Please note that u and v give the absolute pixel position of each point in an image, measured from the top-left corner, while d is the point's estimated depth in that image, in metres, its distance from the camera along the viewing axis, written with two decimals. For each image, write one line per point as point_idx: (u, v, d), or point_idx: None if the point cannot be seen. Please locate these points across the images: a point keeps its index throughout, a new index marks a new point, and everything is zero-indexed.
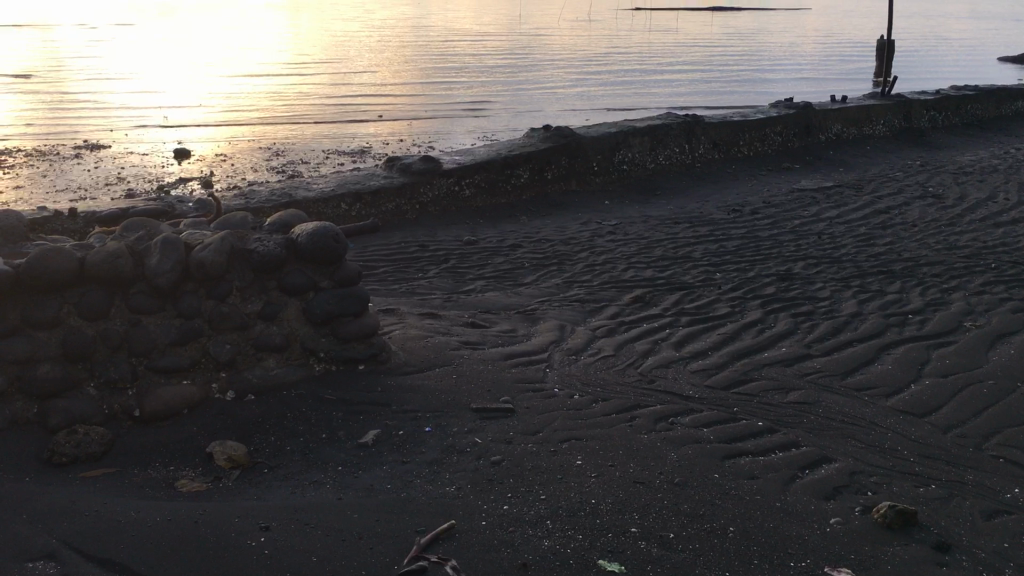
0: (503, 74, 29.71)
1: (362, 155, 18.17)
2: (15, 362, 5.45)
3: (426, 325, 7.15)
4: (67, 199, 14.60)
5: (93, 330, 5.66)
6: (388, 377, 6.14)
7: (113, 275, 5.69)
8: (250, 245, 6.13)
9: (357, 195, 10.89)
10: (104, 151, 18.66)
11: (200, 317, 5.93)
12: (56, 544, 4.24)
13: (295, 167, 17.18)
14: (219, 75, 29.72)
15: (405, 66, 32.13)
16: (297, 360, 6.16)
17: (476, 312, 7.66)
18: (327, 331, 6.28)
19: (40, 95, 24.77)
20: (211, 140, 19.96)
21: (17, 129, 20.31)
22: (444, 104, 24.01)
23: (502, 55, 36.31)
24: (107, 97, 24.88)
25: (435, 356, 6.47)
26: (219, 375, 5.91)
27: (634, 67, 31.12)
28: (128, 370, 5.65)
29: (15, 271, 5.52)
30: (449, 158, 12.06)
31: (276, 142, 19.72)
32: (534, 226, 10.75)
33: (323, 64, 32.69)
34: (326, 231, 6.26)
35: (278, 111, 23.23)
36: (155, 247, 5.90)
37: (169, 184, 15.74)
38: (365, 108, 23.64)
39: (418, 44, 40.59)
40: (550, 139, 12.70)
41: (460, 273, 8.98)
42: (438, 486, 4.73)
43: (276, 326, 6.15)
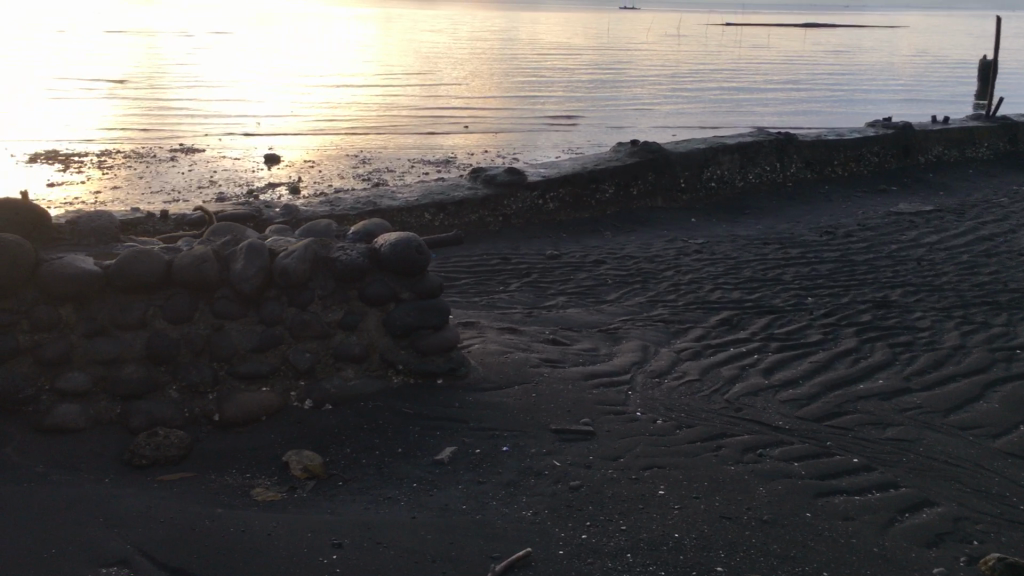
0: (590, 88, 29.58)
1: (447, 166, 18.22)
2: (101, 362, 5.53)
3: (506, 340, 7.02)
4: (160, 200, 14.96)
5: (177, 333, 5.71)
6: (467, 393, 6.01)
7: (197, 279, 5.74)
8: (333, 253, 6.11)
9: (441, 206, 10.86)
10: (197, 155, 19.13)
11: (281, 324, 5.92)
12: (131, 550, 4.22)
13: (380, 176, 17.32)
14: (311, 84, 30.29)
15: (493, 79, 32.27)
16: (375, 371, 6.09)
17: (557, 328, 7.50)
18: (407, 343, 6.20)
19: (140, 99, 25.57)
20: (300, 147, 20.29)
21: (117, 132, 20.98)
22: (530, 118, 23.98)
23: (589, 69, 36.19)
24: (203, 103, 25.55)
25: (514, 373, 6.33)
26: (298, 383, 5.87)
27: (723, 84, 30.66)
28: (209, 374, 5.66)
29: (104, 273, 5.63)
30: (534, 170, 11.96)
31: (363, 150, 19.94)
32: (619, 242, 10.56)
33: (413, 75, 33.05)
34: (409, 241, 6.18)
35: (366, 120, 23.52)
36: (240, 253, 5.92)
37: (258, 189, 16.02)
38: (452, 119, 23.76)
39: (506, 57, 40.78)
40: (637, 154, 12.51)
41: (542, 287, 8.85)
42: (514, 510, 4.58)
43: (357, 336, 6.08)
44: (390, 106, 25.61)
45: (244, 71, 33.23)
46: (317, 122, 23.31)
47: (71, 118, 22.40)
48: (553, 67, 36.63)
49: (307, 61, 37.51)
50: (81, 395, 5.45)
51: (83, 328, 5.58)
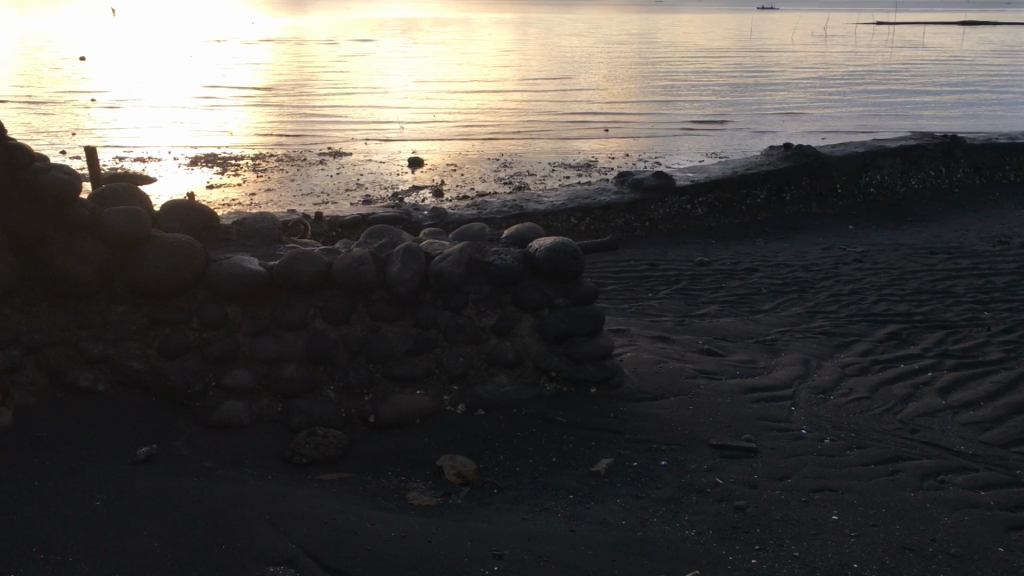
0: (734, 92, 28.88)
1: (587, 170, 18.10)
2: (263, 361, 5.65)
3: (659, 349, 6.82)
4: (310, 202, 15.42)
5: (335, 334, 5.79)
6: (621, 403, 5.85)
7: (356, 281, 5.81)
8: (488, 257, 6.06)
9: (588, 210, 10.74)
10: (345, 158, 19.66)
11: (436, 328, 5.92)
12: (295, 549, 4.26)
13: (522, 179, 17.35)
14: (454, 89, 30.74)
15: (633, 82, 31.96)
16: (528, 378, 6.00)
17: (711, 338, 7.25)
18: (560, 350, 6.09)
19: (292, 105, 26.53)
20: (443, 150, 20.57)
21: (270, 136, 21.82)
22: (672, 123, 23.59)
23: (732, 73, 35.37)
24: (351, 108, 26.30)
25: (669, 384, 6.13)
26: (451, 388, 5.85)
27: (876, 86, 29.36)
28: (366, 375, 5.72)
29: (268, 274, 5.76)
30: (682, 175, 11.69)
31: (505, 154, 20.04)
32: (771, 249, 10.17)
33: (552, 80, 33.10)
34: (565, 247, 6.07)
35: (507, 124, 23.67)
36: (397, 256, 5.96)
37: (402, 192, 16.30)
38: (593, 123, 23.62)
39: (646, 61, 40.34)
40: (790, 158, 12.05)
41: (693, 295, 8.60)
42: (677, 528, 4.41)
43: (510, 341, 6.01)
44: (531, 111, 25.69)
45: (389, 77, 34.06)
46: (459, 126, 23.61)
47: (229, 123, 23.44)
48: (695, 71, 35.99)
49: (449, 67, 38.14)
50: (244, 392, 5.58)
51: (247, 327, 5.73)
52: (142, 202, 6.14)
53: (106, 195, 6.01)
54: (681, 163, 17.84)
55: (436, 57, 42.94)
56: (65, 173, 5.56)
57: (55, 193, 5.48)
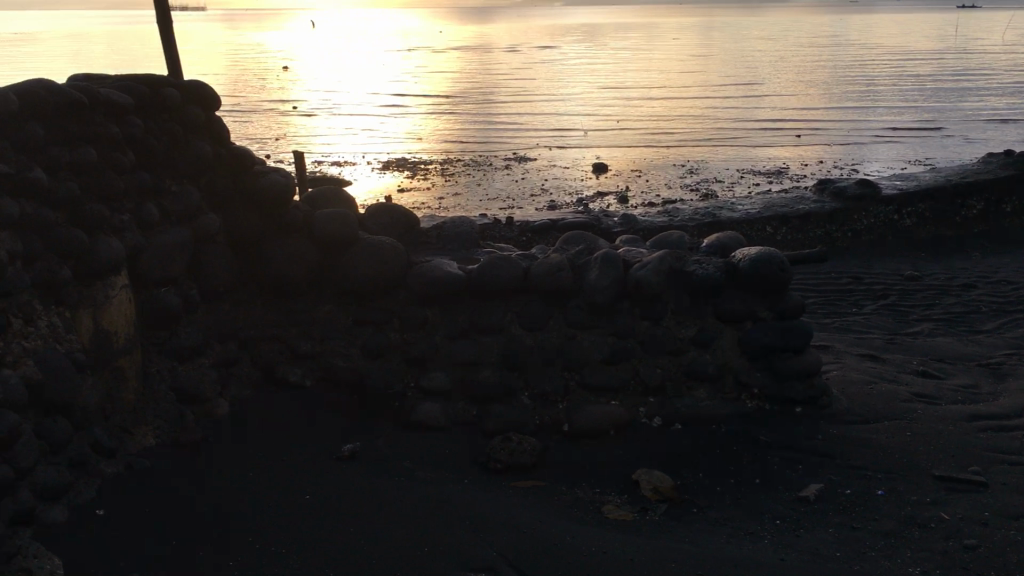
0: (939, 97, 27.15)
1: (778, 176, 17.46)
2: (460, 364, 5.74)
3: (869, 369, 6.39)
4: (497, 206, 15.63)
5: (531, 341, 5.80)
6: (829, 425, 5.52)
7: (553, 287, 5.79)
8: (689, 266, 5.87)
9: (783, 219, 10.36)
10: (530, 163, 19.84)
11: (633, 338, 5.80)
12: (496, 558, 4.24)
13: (709, 186, 16.93)
14: (638, 95, 30.50)
15: (827, 87, 30.66)
16: (728, 394, 5.76)
17: (925, 359, 6.74)
18: (763, 365, 5.82)
19: (479, 112, 27.09)
20: (628, 156, 20.39)
21: (458, 142, 22.33)
22: (871, 129, 22.43)
23: (937, 76, 33.29)
24: (536, 115, 26.57)
25: (882, 408, 5.72)
26: (647, 400, 5.71)
27: None
28: (561, 383, 5.69)
29: (468, 278, 5.83)
30: (888, 184, 11.04)
31: (691, 160, 19.65)
32: (990, 264, 9.42)
33: (741, 85, 32.26)
34: (772, 258, 5.78)
35: (694, 130, 23.23)
36: (595, 263, 5.88)
37: (587, 198, 16.26)
38: (784, 129, 22.80)
39: (840, 65, 38.63)
40: (1011, 167, 11.15)
41: (903, 311, 8.06)
42: (898, 564, 4.12)
43: (710, 354, 5.79)
44: (718, 117, 25.11)
45: (573, 83, 34.22)
46: (644, 132, 23.37)
47: (419, 129, 24.20)
48: (894, 74, 34.14)
49: (633, 73, 37.94)
50: (441, 394, 5.65)
51: (445, 330, 5.81)
52: (349, 204, 6.32)
53: (316, 197, 6.23)
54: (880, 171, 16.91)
55: (620, 64, 42.77)
56: (280, 176, 5.77)
57: (273, 194, 5.68)
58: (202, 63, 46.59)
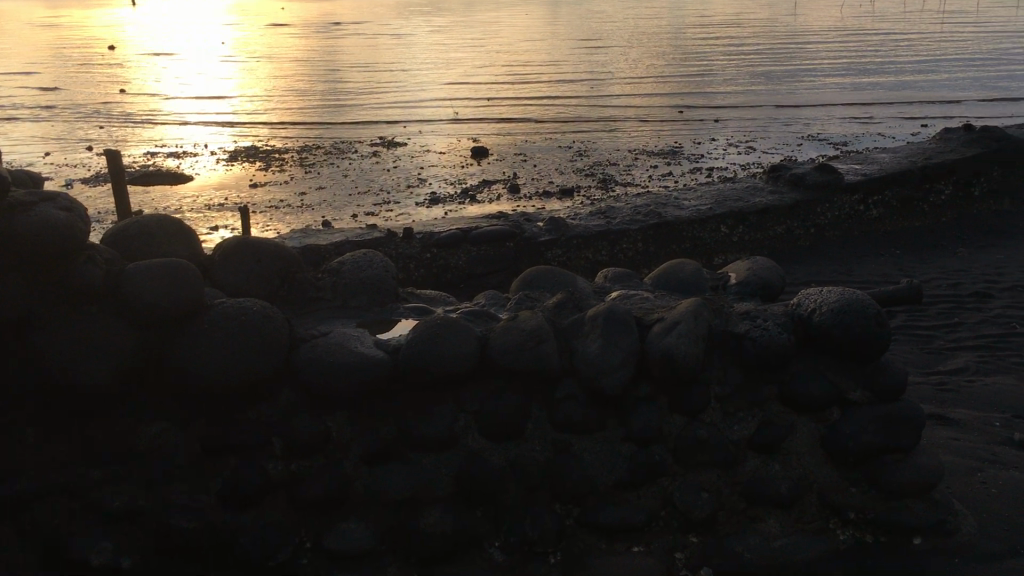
0: (816, 61, 26.49)
1: (675, 157, 15.95)
2: (389, 505, 3.55)
3: (946, 438, 4.57)
4: (371, 201, 13.27)
5: (499, 460, 3.64)
6: (956, 557, 3.59)
7: (526, 369, 3.67)
8: (737, 326, 3.87)
9: (739, 215, 8.52)
10: (400, 149, 17.50)
11: (661, 445, 3.73)
12: None
13: (604, 170, 15.26)
14: (510, 72, 28.63)
15: (705, 53, 29.74)
16: (812, 523, 3.72)
17: (1004, 415, 4.96)
18: (860, 474, 3.78)
19: (337, 98, 24.54)
20: (511, 138, 18.47)
21: (317, 130, 19.76)
22: (761, 99, 21.31)
23: (800, 36, 32.93)
24: (400, 98, 24.25)
25: (1010, 510, 3.88)
26: (688, 540, 3.63)
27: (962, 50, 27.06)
28: (553, 524, 3.56)
29: (392, 362, 3.66)
30: (847, 168, 9.53)
31: (579, 140, 17.96)
32: (978, 266, 8.07)
33: (613, 56, 30.94)
34: (863, 305, 3.82)
35: (568, 110, 21.41)
36: (593, 329, 3.80)
37: (474, 187, 14.18)
38: (669, 103, 21.51)
39: (703, 29, 38.15)
40: (975, 144, 9.91)
41: (919, 331, 6.38)
42: None
43: (779, 463, 3.77)
44: (591, 93, 23.44)
45: (428, 65, 31.90)
46: (523, 112, 21.53)
47: (271, 118, 21.39)
48: (755, 36, 33.52)
49: (502, 49, 36.04)
50: (355, 560, 3.43)
51: (360, 450, 3.59)
52: (193, 246, 3.94)
53: (130, 240, 3.78)
54: (779, 156, 15.81)
55: (476, 40, 40.65)
56: (59, 209, 3.34)
57: (52, 241, 3.25)
58: (13, 49, 41.35)
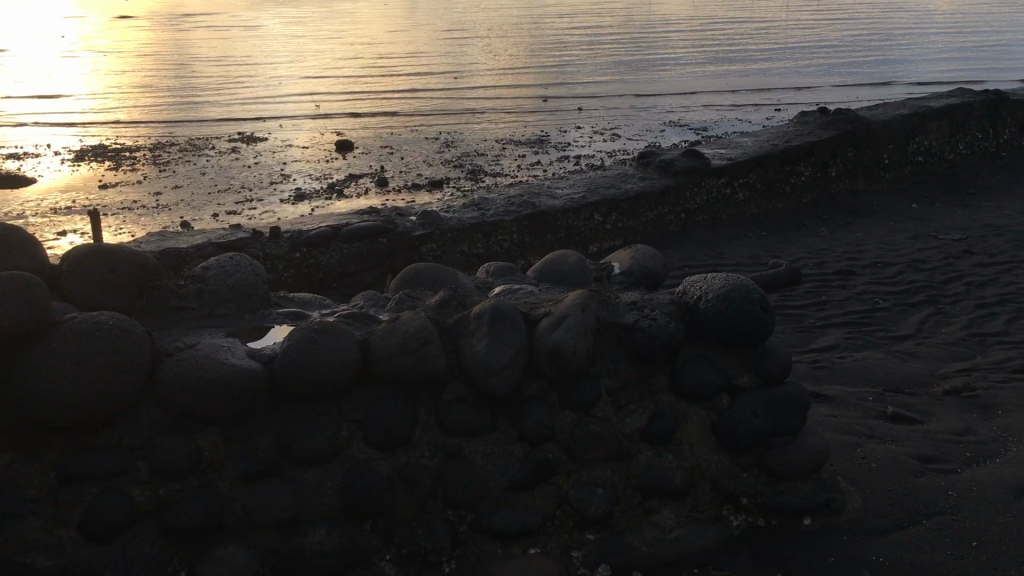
0: (673, 49, 27.11)
1: (542, 146, 15.99)
2: (270, 525, 3.31)
3: (829, 416, 4.64)
4: (232, 199, 12.72)
5: (387, 469, 3.45)
6: (847, 537, 3.63)
7: (411, 374, 3.49)
8: (626, 318, 3.79)
9: (613, 203, 8.52)
10: (262, 144, 16.89)
11: (554, 443, 3.61)
12: None
13: (473, 160, 15.14)
14: (372, 64, 28.12)
15: (566, 41, 30.01)
16: (707, 512, 3.69)
17: (878, 390, 5.09)
18: (751, 460, 3.78)
19: (192, 93, 23.51)
20: (376, 131, 18.10)
21: (171, 126, 18.84)
22: (623, 87, 21.64)
23: (656, 24, 33.66)
24: (258, 92, 23.44)
25: (893, 484, 3.96)
26: (584, 538, 3.55)
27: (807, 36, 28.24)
28: (445, 533, 3.42)
29: (267, 373, 3.42)
30: (713, 152, 9.71)
31: (446, 131, 17.77)
32: (840, 244, 8.36)
33: (475, 46, 30.83)
34: (747, 291, 3.82)
35: (434, 101, 21.17)
36: (480, 327, 3.64)
37: (340, 182, 13.80)
38: (534, 92, 21.57)
39: (563, 18, 38.52)
40: (831, 125, 10.26)
41: (793, 311, 6.51)
42: None
43: (673, 453, 3.72)
44: (456, 84, 23.27)
45: (286, 58, 30.99)
46: (387, 104, 21.16)
47: (119, 115, 20.27)
48: (613, 25, 34.05)
49: (362, 40, 35.39)
50: None
51: (236, 469, 3.34)
52: (36, 256, 3.59)
53: None
54: (644, 143, 16.09)
55: (334, 31, 39.76)
56: None
57: None
58: None
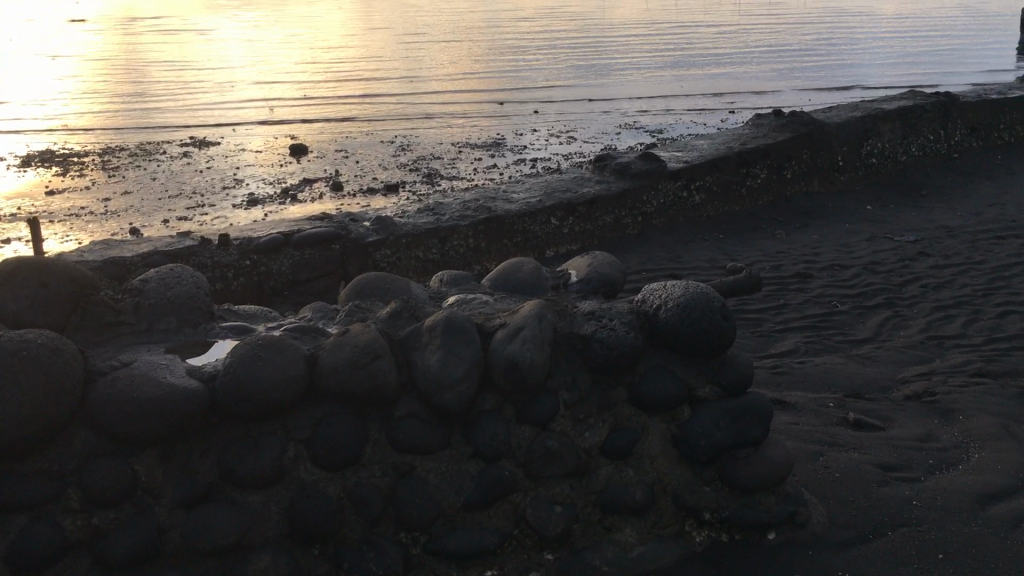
0: (628, 52, 27.17)
1: (498, 149, 15.87)
2: (212, 553, 3.15)
3: (790, 424, 4.57)
4: (183, 205, 12.42)
5: (335, 490, 3.30)
6: (811, 551, 3.55)
7: (360, 390, 3.34)
8: (584, 328, 3.67)
9: (569, 206, 8.41)
10: (214, 149, 16.56)
11: (510, 459, 3.48)
12: None
13: (429, 164, 14.97)
14: (327, 68, 27.83)
15: (521, 45, 29.96)
16: (668, 528, 3.59)
17: (839, 396, 5.04)
18: (713, 473, 3.68)
19: (142, 97, 23.05)
20: (331, 135, 17.85)
21: (120, 131, 18.41)
22: (579, 90, 21.63)
23: (611, 28, 33.75)
24: (210, 97, 23.04)
25: (855, 494, 3.89)
26: (542, 558, 3.43)
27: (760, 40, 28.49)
28: (397, 556, 3.28)
29: (207, 392, 3.24)
30: (669, 155, 9.66)
31: (401, 135, 17.57)
32: (797, 246, 8.34)
33: (430, 50, 30.67)
34: (707, 299, 3.72)
35: (389, 105, 20.97)
36: (432, 340, 3.50)
37: (294, 186, 13.54)
38: (490, 95, 21.45)
39: (518, 21, 38.49)
40: (786, 127, 10.26)
41: (752, 314, 6.45)
42: None
43: (633, 468, 3.61)
44: (411, 88, 23.09)
45: (239, 61, 30.54)
46: (342, 108, 20.91)
47: (66, 120, 19.78)
48: (568, 29, 34.10)
49: (316, 43, 35.04)
50: None
51: (175, 495, 3.17)
52: None
53: None
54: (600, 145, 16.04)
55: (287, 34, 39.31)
56: None
57: None
58: None
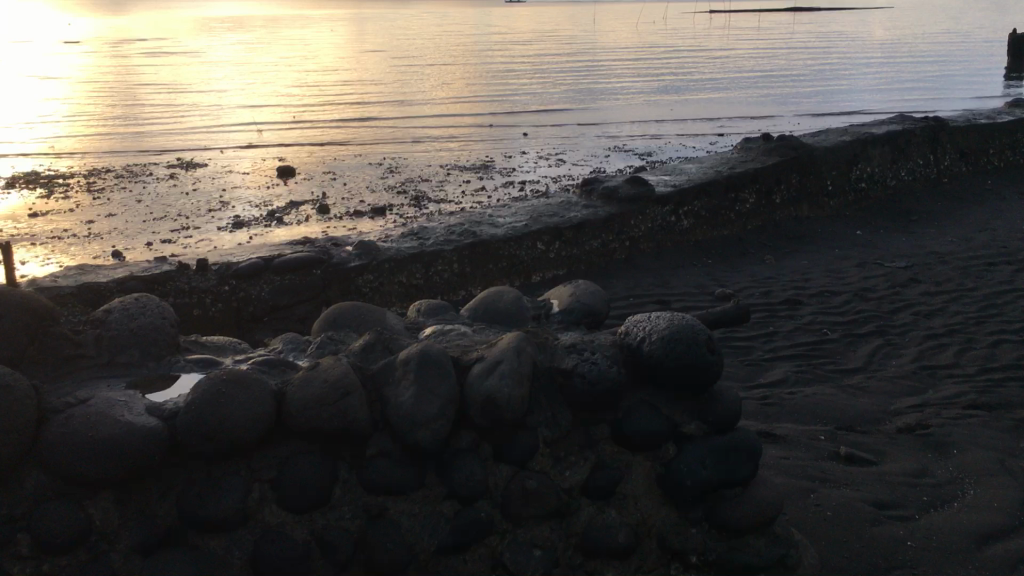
0: (617, 76, 27.21)
1: (486, 172, 15.76)
2: None
3: (780, 458, 4.42)
4: (166, 228, 12.24)
5: (303, 534, 3.14)
6: None
7: (329, 428, 3.18)
8: (566, 362, 3.53)
9: (556, 231, 8.28)
10: (200, 171, 16.40)
11: (487, 500, 3.33)
12: None
13: (417, 186, 14.85)
14: (316, 91, 27.77)
15: (511, 69, 30.00)
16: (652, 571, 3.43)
17: (830, 429, 4.90)
18: (700, 514, 3.52)
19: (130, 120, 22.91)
20: (318, 157, 17.73)
21: (106, 153, 18.24)
22: (568, 113, 21.59)
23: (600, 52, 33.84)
24: (198, 119, 22.92)
25: (847, 535, 3.74)
26: None
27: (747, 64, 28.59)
28: None
29: (168, 430, 3.08)
30: (658, 179, 9.54)
31: (389, 157, 17.46)
32: (786, 272, 8.22)
33: (419, 73, 30.66)
34: (693, 332, 3.58)
35: (378, 128, 20.88)
36: (406, 376, 3.34)
37: (280, 208, 13.36)
38: (478, 119, 21.40)
39: (507, 45, 38.57)
40: (775, 151, 10.18)
41: (742, 342, 6.32)
42: None
43: (616, 509, 3.45)
44: (400, 111, 23.02)
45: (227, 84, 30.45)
46: (330, 131, 20.80)
47: (52, 141, 19.62)
48: (557, 53, 34.18)
49: (305, 67, 35.02)
50: None
51: (132, 541, 2.99)
52: None
53: None
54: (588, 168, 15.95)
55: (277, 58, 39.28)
56: None
57: None
58: None
